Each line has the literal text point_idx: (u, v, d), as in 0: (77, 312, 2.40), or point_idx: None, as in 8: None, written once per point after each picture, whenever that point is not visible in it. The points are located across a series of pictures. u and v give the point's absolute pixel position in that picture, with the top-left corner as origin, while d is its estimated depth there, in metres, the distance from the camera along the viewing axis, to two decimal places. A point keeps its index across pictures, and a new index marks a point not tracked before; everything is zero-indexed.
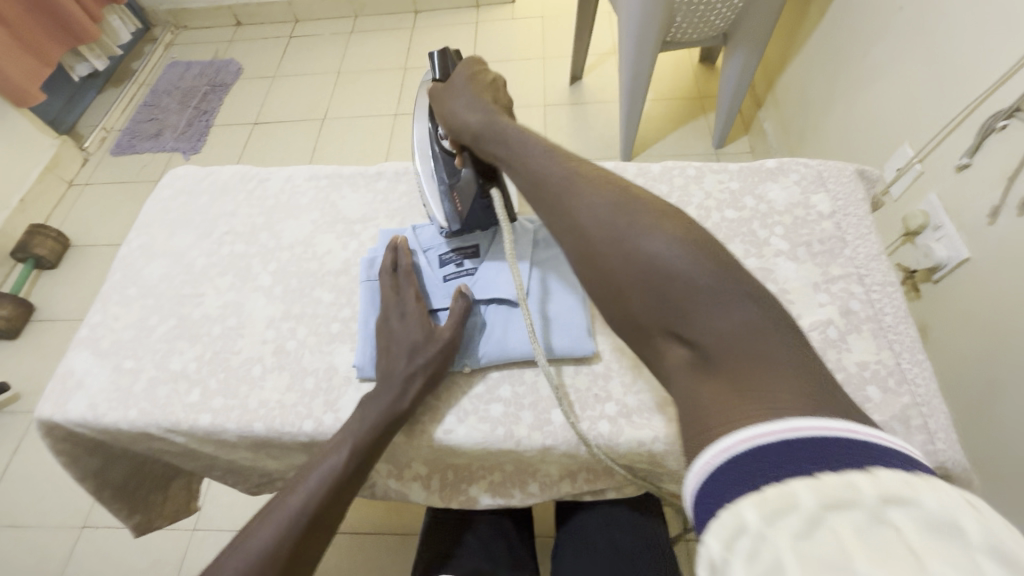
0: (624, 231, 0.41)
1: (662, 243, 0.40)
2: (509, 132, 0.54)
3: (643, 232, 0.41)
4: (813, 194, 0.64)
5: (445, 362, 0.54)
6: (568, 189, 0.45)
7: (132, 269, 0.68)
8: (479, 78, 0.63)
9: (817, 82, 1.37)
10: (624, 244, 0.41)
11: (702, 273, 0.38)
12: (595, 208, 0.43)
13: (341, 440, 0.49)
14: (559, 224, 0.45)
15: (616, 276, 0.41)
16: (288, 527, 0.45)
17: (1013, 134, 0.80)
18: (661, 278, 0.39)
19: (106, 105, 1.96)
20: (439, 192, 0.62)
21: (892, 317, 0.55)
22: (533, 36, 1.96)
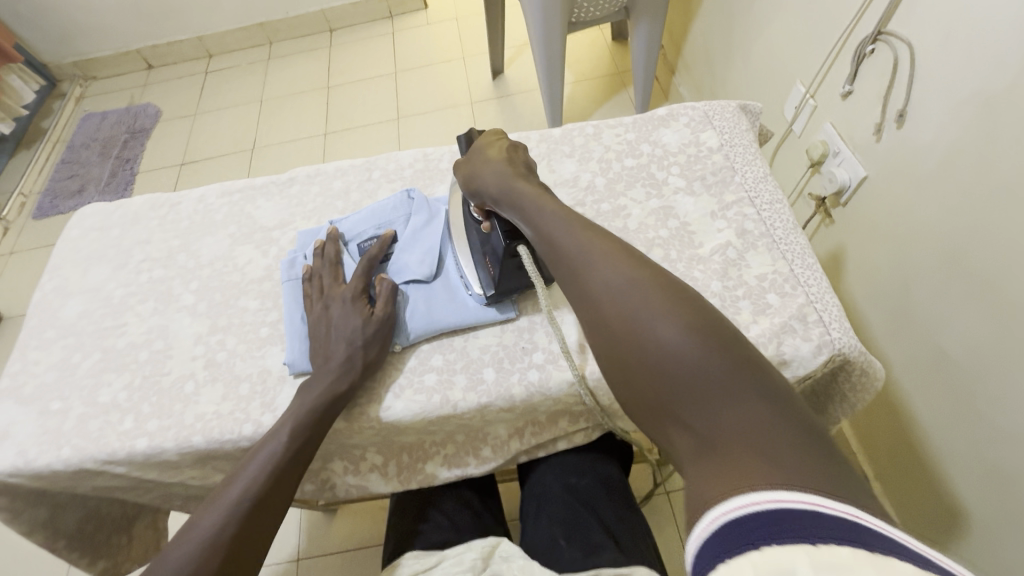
0: (638, 304, 0.39)
1: (671, 321, 0.37)
2: (540, 208, 0.49)
3: (654, 317, 0.38)
4: (702, 132, 0.68)
5: (381, 343, 0.55)
6: (578, 255, 0.44)
7: (49, 313, 0.67)
8: (496, 141, 0.60)
9: (716, 40, 1.44)
10: (633, 317, 0.39)
11: (707, 361, 0.35)
12: (608, 278, 0.42)
13: (279, 428, 0.50)
14: (573, 292, 0.44)
15: (625, 350, 0.39)
16: (230, 513, 0.46)
17: (880, 56, 0.87)
18: (664, 357, 0.37)
19: (21, 168, 1.87)
20: (473, 261, 0.58)
21: (782, 230, 0.59)
22: (450, 38, 1.98)
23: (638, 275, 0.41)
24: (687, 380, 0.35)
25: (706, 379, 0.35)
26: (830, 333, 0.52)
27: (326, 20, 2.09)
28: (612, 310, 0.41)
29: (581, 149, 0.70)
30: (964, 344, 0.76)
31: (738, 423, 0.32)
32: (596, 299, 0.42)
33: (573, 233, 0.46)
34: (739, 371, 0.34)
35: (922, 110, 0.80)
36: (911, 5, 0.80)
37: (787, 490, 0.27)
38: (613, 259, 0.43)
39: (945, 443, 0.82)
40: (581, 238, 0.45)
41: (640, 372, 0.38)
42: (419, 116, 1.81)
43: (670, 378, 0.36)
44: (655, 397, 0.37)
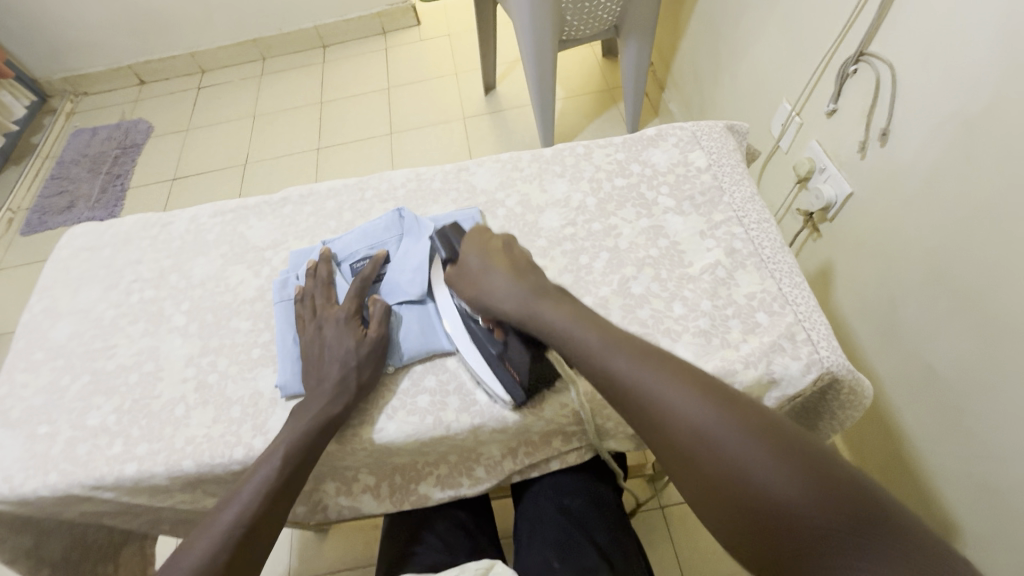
0: (736, 452, 0.38)
1: (717, 425, 0.39)
2: (551, 317, 0.50)
3: (696, 417, 0.40)
4: (690, 152, 0.69)
5: (375, 364, 0.55)
6: (632, 377, 0.44)
7: (37, 334, 0.66)
8: (490, 241, 0.58)
9: (704, 59, 1.47)
10: (678, 421, 0.41)
11: (754, 458, 0.38)
12: (694, 418, 0.40)
13: (273, 449, 0.50)
14: (656, 434, 0.42)
15: (734, 501, 0.37)
16: (223, 539, 0.46)
17: (862, 76, 0.89)
18: (784, 514, 0.35)
19: (9, 184, 1.86)
20: (491, 369, 0.53)
21: (770, 249, 0.60)
22: (443, 54, 2.01)
23: (719, 422, 0.40)
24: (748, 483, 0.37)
25: (825, 527, 0.34)
26: (818, 352, 0.52)
27: (319, 37, 2.11)
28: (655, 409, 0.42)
29: (572, 169, 0.71)
30: (952, 358, 0.78)
31: (817, 518, 0.34)
32: (687, 445, 0.40)
33: (631, 361, 0.45)
34: (855, 513, 0.34)
35: (905, 129, 0.82)
36: (892, 27, 0.82)
37: None
38: (693, 396, 0.41)
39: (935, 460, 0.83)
40: (647, 368, 0.44)
41: (751, 524, 0.37)
42: (412, 131, 1.82)
43: (785, 531, 0.35)
44: (776, 548, 0.36)
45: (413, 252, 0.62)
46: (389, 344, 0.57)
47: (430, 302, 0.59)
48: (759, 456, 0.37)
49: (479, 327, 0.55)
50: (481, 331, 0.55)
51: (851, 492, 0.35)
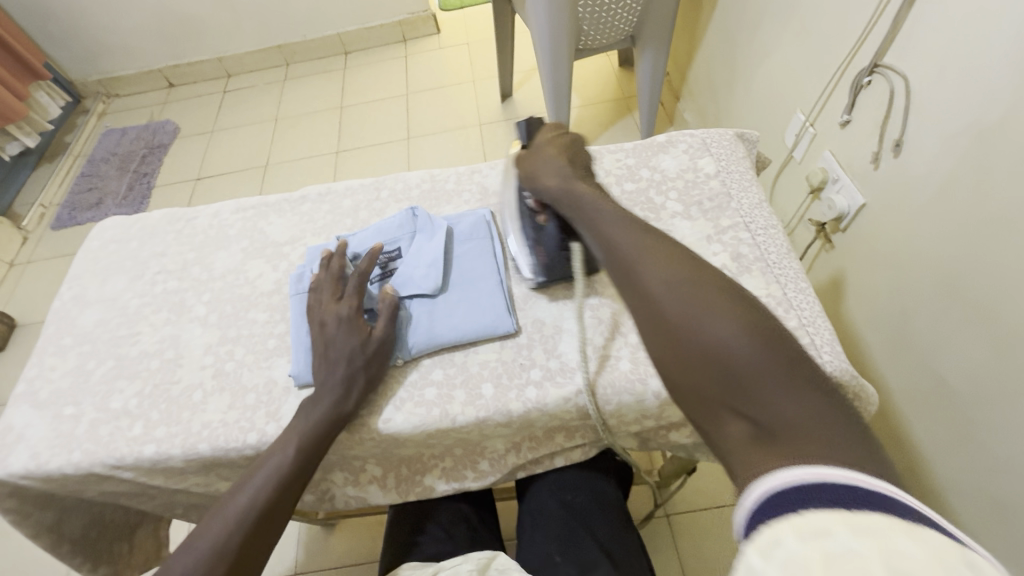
0: (698, 304, 0.40)
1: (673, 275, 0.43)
2: (586, 197, 0.54)
3: (660, 271, 0.43)
4: (700, 159, 0.70)
5: (380, 363, 0.57)
6: (622, 244, 0.47)
7: (66, 320, 0.69)
8: (555, 137, 0.62)
9: (720, 69, 1.48)
10: (645, 274, 0.44)
11: (705, 304, 0.40)
12: (668, 279, 0.43)
13: (286, 438, 0.52)
14: (630, 290, 0.45)
15: (685, 346, 0.40)
16: (237, 521, 0.48)
17: (877, 87, 0.90)
18: (727, 355, 0.37)
19: (42, 180, 1.93)
20: (526, 250, 0.62)
21: (776, 254, 0.61)
22: (462, 61, 2.05)
23: (690, 281, 0.42)
24: (698, 327, 0.39)
25: (761, 369, 0.36)
26: (821, 356, 0.53)
27: (341, 43, 2.16)
28: (633, 262, 0.45)
29: None
30: (963, 371, 0.77)
31: (751, 361, 0.36)
32: (655, 300, 0.42)
33: (630, 235, 0.48)
34: (792, 361, 0.37)
35: (919, 139, 0.82)
36: (906, 38, 0.83)
37: (827, 464, 0.30)
38: (672, 264, 0.44)
39: (935, 459, 0.84)
40: (642, 242, 0.47)
41: (696, 370, 0.39)
42: (429, 136, 1.85)
43: (725, 371, 0.37)
44: (715, 385, 0.38)
45: (426, 250, 0.64)
46: (399, 338, 0.59)
47: (439, 297, 0.61)
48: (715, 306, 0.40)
49: (527, 208, 0.63)
50: (527, 212, 0.62)
51: (791, 348, 0.38)
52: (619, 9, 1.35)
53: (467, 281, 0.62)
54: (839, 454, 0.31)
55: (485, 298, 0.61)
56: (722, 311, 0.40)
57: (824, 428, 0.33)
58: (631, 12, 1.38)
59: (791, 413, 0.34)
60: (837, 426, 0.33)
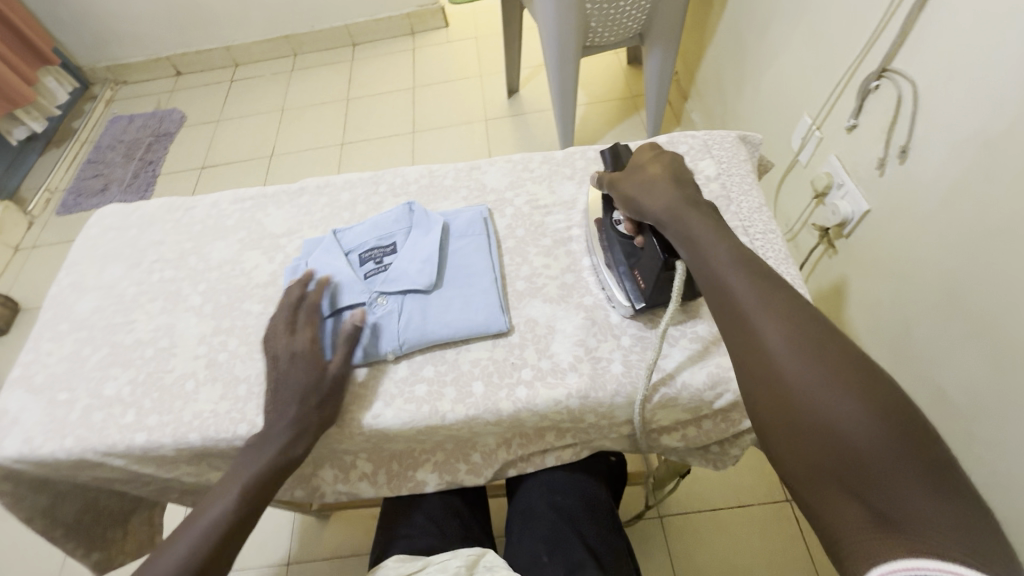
0: (823, 374, 0.38)
1: (784, 332, 0.41)
2: (693, 224, 0.49)
3: (769, 325, 0.41)
4: (701, 160, 0.70)
5: (335, 398, 0.55)
6: (731, 287, 0.44)
7: (63, 306, 0.69)
8: (654, 157, 0.57)
9: (728, 69, 1.46)
10: (755, 325, 0.42)
11: (821, 371, 0.38)
12: (788, 340, 0.40)
13: (268, 436, 0.52)
14: (742, 343, 0.43)
15: (801, 417, 0.38)
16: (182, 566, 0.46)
17: (884, 92, 0.88)
18: (851, 438, 0.36)
19: (49, 165, 1.94)
20: (619, 273, 0.58)
21: (773, 259, 0.60)
22: (469, 56, 2.04)
23: (816, 345, 0.39)
24: (809, 394, 0.38)
25: (891, 460, 0.34)
26: None
27: (349, 35, 2.16)
28: (741, 310, 0.43)
29: (582, 172, 0.72)
30: (963, 384, 0.76)
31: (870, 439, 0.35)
32: (772, 360, 0.40)
33: (746, 280, 0.44)
34: (933, 458, 0.34)
35: (925, 147, 0.81)
36: (916, 43, 0.81)
37: (923, 559, 0.31)
38: (796, 322, 0.41)
39: None
40: (752, 287, 0.44)
41: (808, 442, 0.37)
42: (434, 130, 1.85)
43: (843, 453, 0.36)
44: (830, 463, 0.36)
45: (421, 244, 0.64)
46: (391, 333, 0.59)
47: (432, 293, 0.61)
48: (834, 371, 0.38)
49: (619, 232, 0.58)
50: (619, 237, 0.58)
51: (933, 441, 0.35)
52: (628, 6, 1.34)
53: (462, 278, 0.62)
54: (958, 556, 0.31)
55: (479, 294, 0.60)
56: (840, 380, 0.37)
57: (958, 542, 0.31)
58: (640, 10, 1.37)
59: (910, 501, 0.33)
60: (961, 522, 0.32)
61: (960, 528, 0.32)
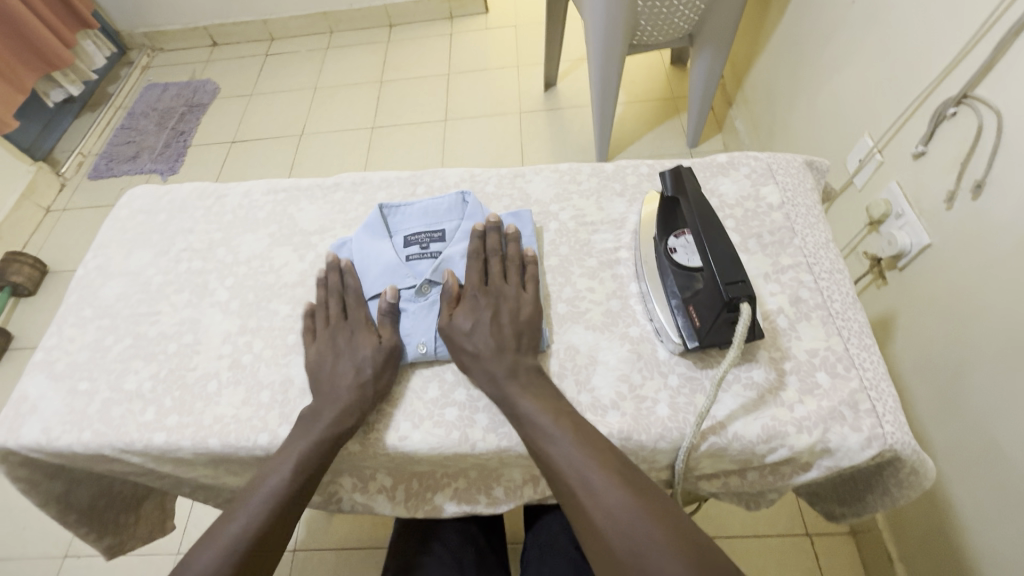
0: (594, 483, 0.43)
1: (565, 442, 0.46)
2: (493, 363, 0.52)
3: (552, 437, 0.46)
4: (763, 186, 0.65)
5: (392, 369, 0.55)
6: (522, 406, 0.49)
7: (89, 290, 0.68)
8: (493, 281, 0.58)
9: (782, 79, 1.39)
10: (542, 438, 0.47)
11: (595, 477, 0.44)
12: (611, 501, 0.42)
13: (303, 429, 0.51)
14: (569, 506, 0.44)
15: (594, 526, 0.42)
16: (234, 547, 0.46)
17: (962, 120, 0.81)
18: (631, 547, 0.40)
19: (83, 129, 1.95)
20: (671, 307, 0.54)
21: (840, 304, 0.55)
22: (507, 44, 1.98)
23: (592, 458, 0.45)
24: (587, 500, 0.43)
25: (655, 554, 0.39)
26: (882, 426, 0.48)
27: (387, 15, 2.11)
28: (530, 425, 0.48)
29: (633, 189, 0.68)
30: (1020, 442, 0.71)
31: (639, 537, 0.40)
32: (567, 481, 0.44)
33: (536, 403, 0.49)
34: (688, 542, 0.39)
35: (1005, 184, 0.74)
36: (1004, 71, 0.74)
37: None
38: (612, 477, 0.43)
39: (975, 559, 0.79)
40: (539, 404, 0.49)
41: (608, 546, 0.41)
42: (466, 119, 1.80)
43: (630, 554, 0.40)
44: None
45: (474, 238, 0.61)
46: (430, 326, 0.58)
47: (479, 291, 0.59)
48: (600, 479, 0.43)
49: (672, 262, 0.55)
50: (673, 267, 0.54)
51: (692, 537, 0.40)
52: (683, 7, 1.26)
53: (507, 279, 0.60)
54: None
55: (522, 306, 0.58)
56: (608, 483, 0.43)
57: None
58: (694, 10, 1.29)
59: None
60: None
61: None
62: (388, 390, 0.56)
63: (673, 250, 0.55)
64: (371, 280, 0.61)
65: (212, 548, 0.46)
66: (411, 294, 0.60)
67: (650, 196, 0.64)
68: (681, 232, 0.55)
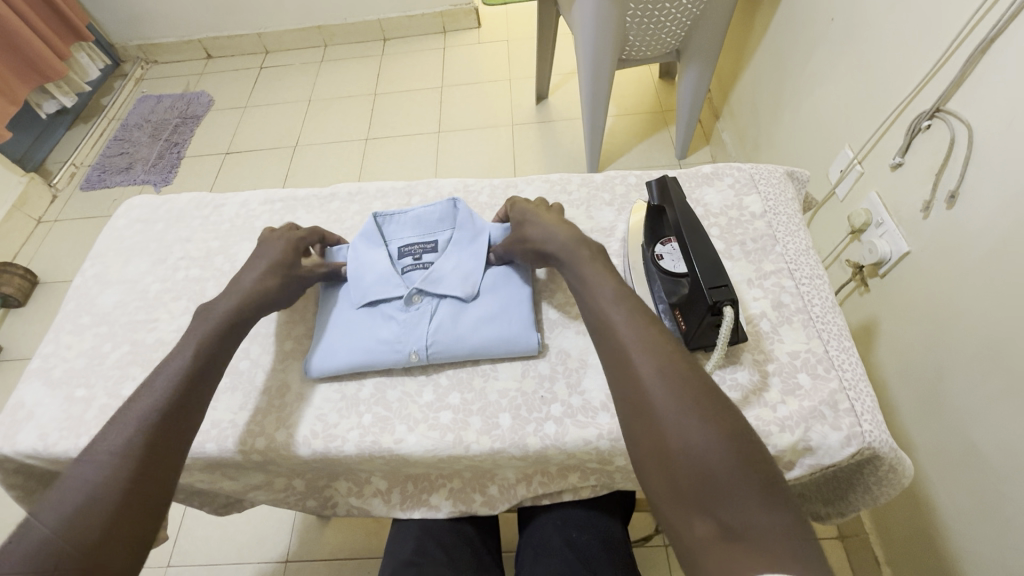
0: (648, 352, 0.45)
1: (627, 320, 0.48)
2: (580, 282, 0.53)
3: (615, 315, 0.48)
4: (746, 196, 0.67)
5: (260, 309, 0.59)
6: (594, 297, 0.51)
7: (86, 298, 0.69)
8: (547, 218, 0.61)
9: (766, 93, 1.43)
10: (606, 316, 0.49)
11: (649, 350, 0.45)
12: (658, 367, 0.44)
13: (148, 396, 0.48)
14: (616, 367, 0.46)
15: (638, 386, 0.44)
16: (93, 508, 0.41)
17: (935, 133, 0.85)
18: (668, 408, 0.41)
19: (76, 140, 1.95)
20: (659, 312, 0.56)
21: (820, 308, 0.58)
22: (500, 58, 2.02)
23: (650, 334, 0.46)
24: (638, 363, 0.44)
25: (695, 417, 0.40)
26: (861, 425, 0.50)
27: (381, 29, 2.15)
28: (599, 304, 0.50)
29: (621, 199, 0.70)
30: (997, 442, 0.73)
31: (678, 399, 0.41)
32: (622, 347, 0.46)
33: (607, 290, 0.51)
34: (723, 415, 0.41)
35: (976, 194, 0.77)
36: (974, 87, 0.78)
37: (731, 501, 0.36)
38: (665, 352, 0.45)
39: (958, 559, 0.81)
40: (611, 291, 0.51)
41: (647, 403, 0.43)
42: (459, 131, 1.83)
43: (667, 415, 0.41)
44: (694, 489, 0.38)
45: (468, 252, 0.64)
46: (420, 334, 0.58)
47: (469, 301, 0.60)
48: (655, 351, 0.45)
49: (659, 268, 0.56)
50: (659, 273, 0.56)
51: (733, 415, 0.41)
52: (670, 22, 1.30)
53: (494, 291, 0.61)
54: (747, 493, 0.36)
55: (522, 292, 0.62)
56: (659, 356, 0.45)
57: (751, 482, 0.37)
58: (681, 26, 1.33)
59: (701, 443, 0.39)
60: (746, 463, 0.38)
61: (753, 471, 0.37)
62: (384, 394, 0.57)
63: (660, 257, 0.57)
64: (364, 289, 0.62)
65: (49, 523, 0.40)
66: (401, 303, 0.61)
67: (637, 207, 0.65)
68: (668, 239, 0.57)
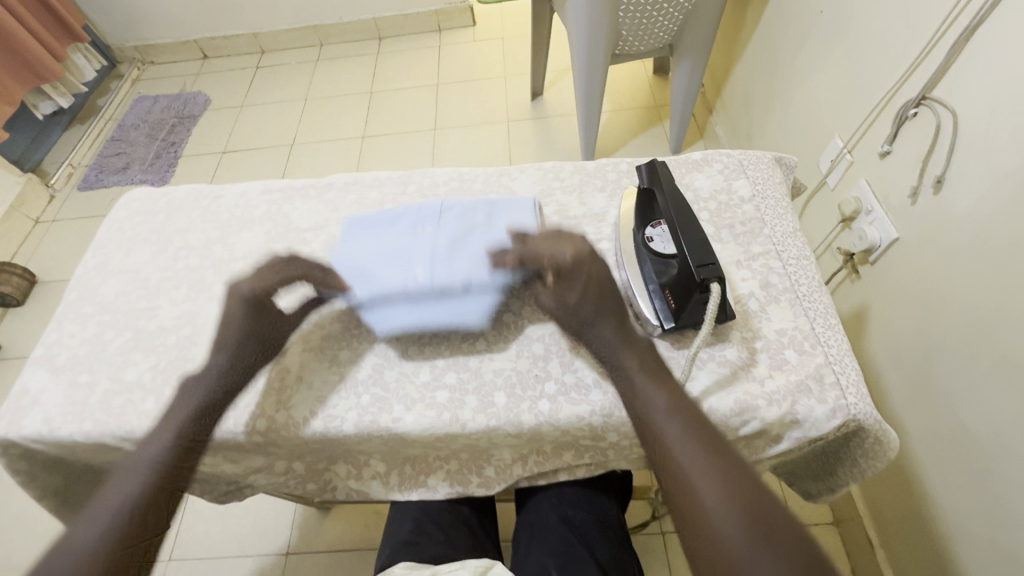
0: (707, 477, 0.42)
1: (682, 437, 0.45)
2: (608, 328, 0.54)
3: (668, 430, 0.46)
4: (735, 180, 0.69)
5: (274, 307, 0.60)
6: (648, 407, 0.48)
7: (88, 288, 0.70)
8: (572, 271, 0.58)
9: (758, 85, 1.45)
10: (659, 433, 0.46)
11: (707, 474, 0.42)
12: (717, 496, 0.40)
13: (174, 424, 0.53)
14: (676, 496, 0.43)
15: (701, 521, 0.40)
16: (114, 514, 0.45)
17: (922, 120, 0.86)
18: (736, 550, 0.37)
19: (74, 140, 1.96)
20: (649, 291, 0.57)
21: (806, 287, 0.59)
22: (494, 55, 2.03)
23: (709, 455, 0.43)
24: (696, 493, 0.41)
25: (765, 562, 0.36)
26: (846, 398, 0.51)
27: (376, 28, 2.16)
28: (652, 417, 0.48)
29: (613, 185, 0.72)
30: (985, 424, 0.75)
31: (743, 536, 0.38)
32: (677, 468, 0.43)
33: (658, 396, 0.48)
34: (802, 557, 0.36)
35: (961, 179, 0.79)
36: (958, 74, 0.79)
37: None
38: (723, 474, 0.42)
39: (948, 540, 0.83)
40: (661, 396, 0.48)
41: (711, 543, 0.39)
42: (455, 129, 1.85)
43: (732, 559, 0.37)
44: None
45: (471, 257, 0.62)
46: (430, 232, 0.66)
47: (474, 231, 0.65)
48: (714, 478, 0.41)
49: (649, 249, 0.58)
50: (649, 254, 0.58)
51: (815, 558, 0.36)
52: (662, 17, 1.31)
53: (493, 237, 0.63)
54: None
55: (527, 209, 0.66)
56: (719, 484, 0.41)
57: None
58: (673, 21, 1.34)
59: None
60: None
61: None
62: (381, 376, 0.58)
63: (651, 239, 0.58)
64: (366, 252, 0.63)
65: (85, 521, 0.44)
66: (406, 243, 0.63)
67: (629, 194, 0.67)
68: (658, 222, 0.59)
